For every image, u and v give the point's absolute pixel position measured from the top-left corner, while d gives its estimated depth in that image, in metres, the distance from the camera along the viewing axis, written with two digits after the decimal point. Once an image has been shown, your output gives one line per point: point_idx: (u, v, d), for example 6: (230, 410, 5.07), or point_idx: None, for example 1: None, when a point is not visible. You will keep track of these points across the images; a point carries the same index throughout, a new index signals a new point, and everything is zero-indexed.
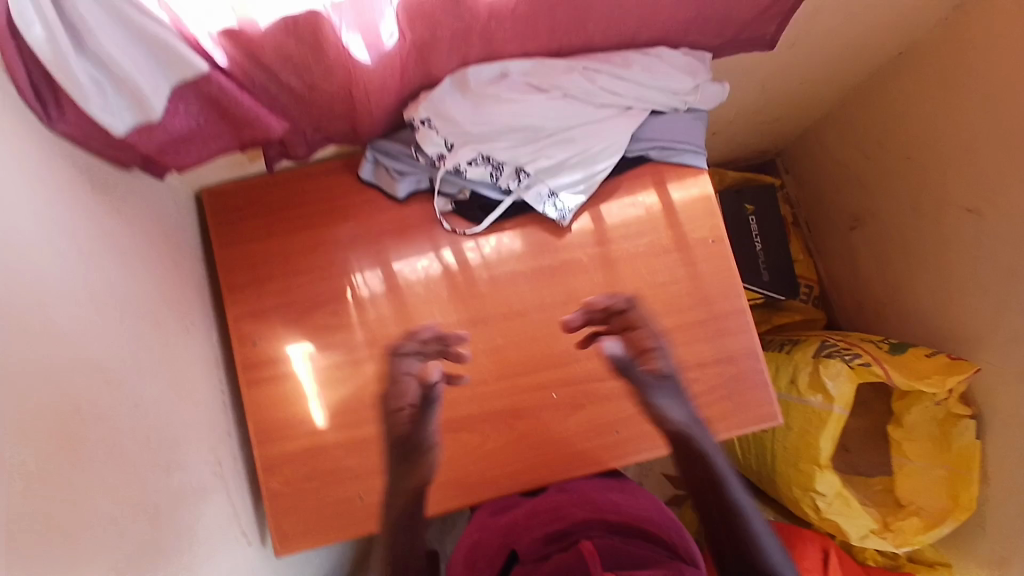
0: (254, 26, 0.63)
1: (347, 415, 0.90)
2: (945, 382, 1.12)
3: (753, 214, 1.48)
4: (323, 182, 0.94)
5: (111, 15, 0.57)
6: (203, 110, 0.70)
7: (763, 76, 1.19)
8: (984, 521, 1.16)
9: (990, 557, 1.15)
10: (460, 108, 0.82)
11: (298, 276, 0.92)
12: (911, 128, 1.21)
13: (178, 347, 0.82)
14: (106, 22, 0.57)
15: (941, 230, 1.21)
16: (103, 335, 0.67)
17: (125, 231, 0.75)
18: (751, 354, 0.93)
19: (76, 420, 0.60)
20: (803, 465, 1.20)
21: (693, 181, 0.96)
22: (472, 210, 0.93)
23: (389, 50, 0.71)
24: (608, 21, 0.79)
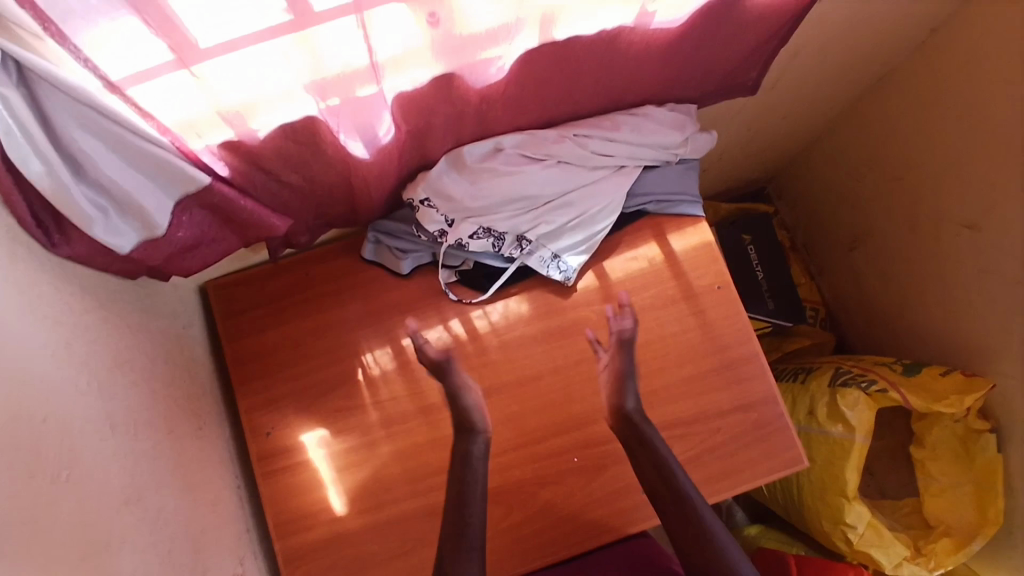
0: (252, 135, 0.64)
1: (367, 499, 0.87)
2: (963, 401, 1.11)
3: (751, 243, 1.49)
4: (327, 264, 0.95)
5: (109, 142, 0.58)
6: (207, 218, 0.70)
7: (748, 116, 1.21)
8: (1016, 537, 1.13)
9: None
10: (457, 183, 0.83)
11: (308, 360, 0.91)
12: (899, 149, 1.23)
13: (193, 448, 0.81)
14: (103, 150, 0.58)
15: (941, 247, 1.21)
16: (118, 450, 0.66)
17: (132, 338, 0.75)
18: (770, 399, 0.92)
19: (99, 546, 0.59)
20: (830, 497, 1.18)
21: (692, 230, 0.96)
22: (476, 278, 0.93)
23: (386, 142, 0.73)
24: (595, 89, 0.81)
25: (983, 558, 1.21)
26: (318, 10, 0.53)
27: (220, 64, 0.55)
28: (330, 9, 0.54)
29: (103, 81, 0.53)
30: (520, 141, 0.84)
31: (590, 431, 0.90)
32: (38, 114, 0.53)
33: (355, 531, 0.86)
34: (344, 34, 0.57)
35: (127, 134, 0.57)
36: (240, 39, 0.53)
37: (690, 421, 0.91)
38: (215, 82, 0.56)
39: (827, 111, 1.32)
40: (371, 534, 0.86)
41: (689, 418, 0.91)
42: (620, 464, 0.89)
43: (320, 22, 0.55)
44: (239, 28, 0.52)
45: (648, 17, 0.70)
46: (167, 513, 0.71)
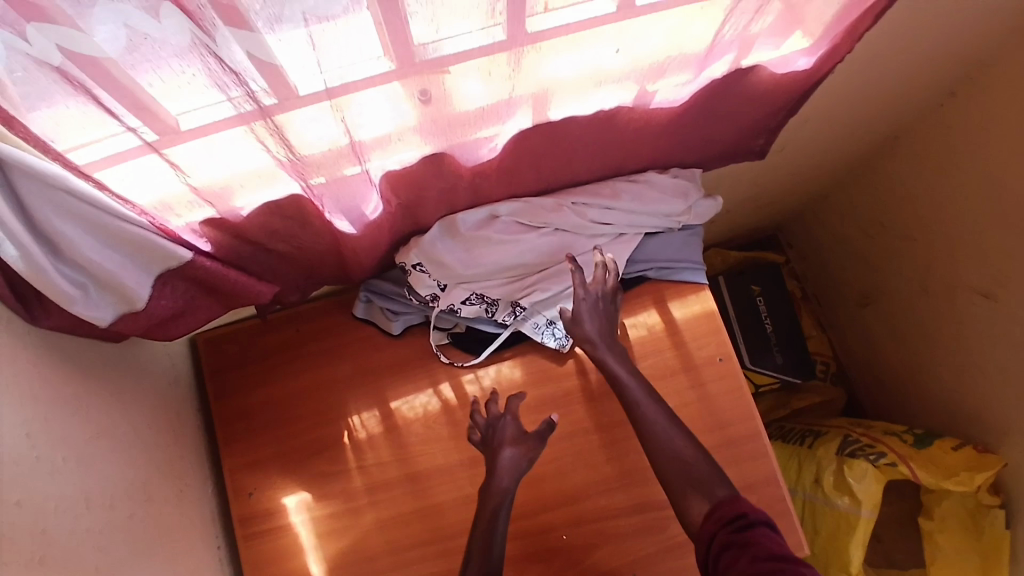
0: (235, 213, 0.64)
1: (347, 569, 0.84)
2: (972, 480, 1.06)
3: (761, 295, 1.44)
4: (319, 322, 0.94)
5: (88, 223, 0.57)
6: (190, 287, 0.69)
7: (756, 173, 1.19)
8: None
9: None
10: (451, 253, 0.82)
11: (295, 419, 0.90)
12: (911, 210, 1.19)
13: (173, 510, 0.79)
14: (83, 230, 0.57)
15: (955, 312, 1.16)
16: (93, 523, 0.65)
17: (114, 401, 0.74)
18: (773, 479, 0.88)
19: None
20: (835, 573, 1.12)
21: (694, 298, 0.93)
22: (469, 342, 0.91)
23: (372, 218, 0.71)
24: (591, 160, 0.79)
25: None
26: (302, 93, 0.52)
27: (193, 148, 0.55)
28: (312, 96, 0.53)
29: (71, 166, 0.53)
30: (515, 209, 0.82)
31: (581, 506, 0.87)
32: (14, 200, 0.53)
33: None
34: (321, 119, 0.56)
35: (106, 218, 0.56)
36: (216, 126, 0.53)
37: None
38: (190, 163, 0.56)
39: (838, 167, 1.29)
40: None
41: None
42: (616, 541, 0.85)
43: (296, 108, 0.54)
44: (213, 116, 0.52)
45: (649, 96, 0.70)
46: None
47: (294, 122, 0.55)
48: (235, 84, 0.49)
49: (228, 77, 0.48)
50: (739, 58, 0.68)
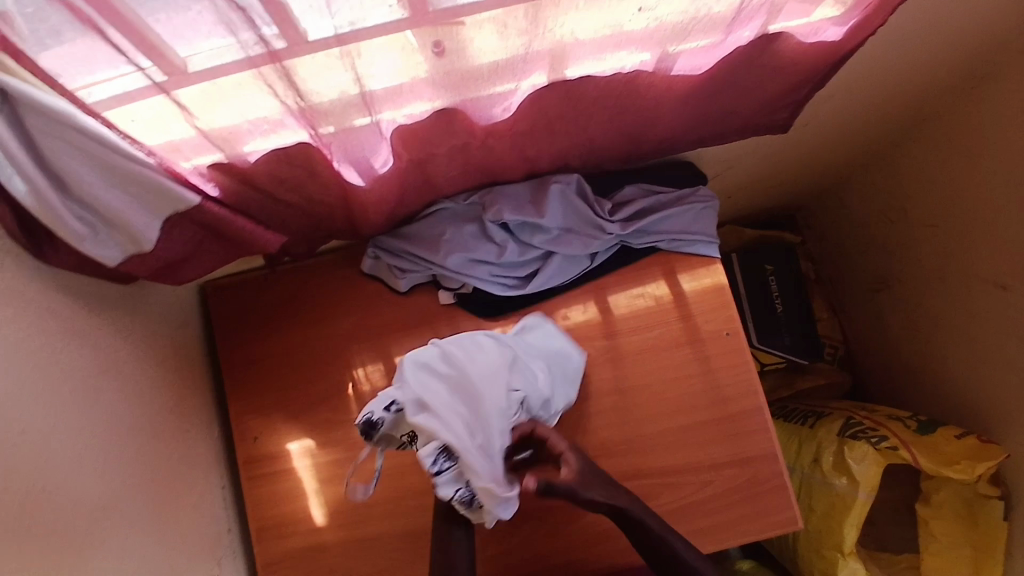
0: (243, 159, 0.64)
1: (346, 514, 0.87)
2: (975, 468, 1.05)
3: (773, 274, 1.42)
4: (327, 275, 0.94)
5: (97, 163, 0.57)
6: (198, 233, 0.70)
7: (780, 150, 1.15)
8: None
9: None
10: (464, 255, 0.86)
11: (300, 369, 0.91)
12: (935, 196, 1.15)
13: (176, 451, 0.82)
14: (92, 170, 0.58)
15: (970, 303, 1.13)
16: (94, 464, 0.67)
17: (122, 342, 0.75)
18: (770, 454, 0.88)
19: (65, 563, 0.60)
20: (825, 551, 1.14)
21: (705, 271, 0.92)
22: (474, 303, 0.91)
23: (382, 172, 0.70)
24: (608, 124, 0.77)
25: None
26: (311, 39, 0.51)
27: (203, 90, 0.54)
28: (322, 41, 0.52)
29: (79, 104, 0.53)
30: (515, 206, 0.85)
31: None
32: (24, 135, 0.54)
33: (332, 544, 0.87)
34: (328, 66, 0.55)
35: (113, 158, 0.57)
36: (222, 68, 0.52)
37: (683, 470, 0.88)
38: (197, 106, 0.56)
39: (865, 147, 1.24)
40: (348, 549, 0.87)
41: (680, 466, 0.88)
42: None
43: (306, 53, 0.52)
44: (221, 57, 0.51)
45: (672, 60, 0.67)
46: (141, 519, 0.72)
47: (302, 67, 0.54)
48: (245, 26, 0.48)
49: (238, 20, 0.48)
50: (768, 24, 0.65)
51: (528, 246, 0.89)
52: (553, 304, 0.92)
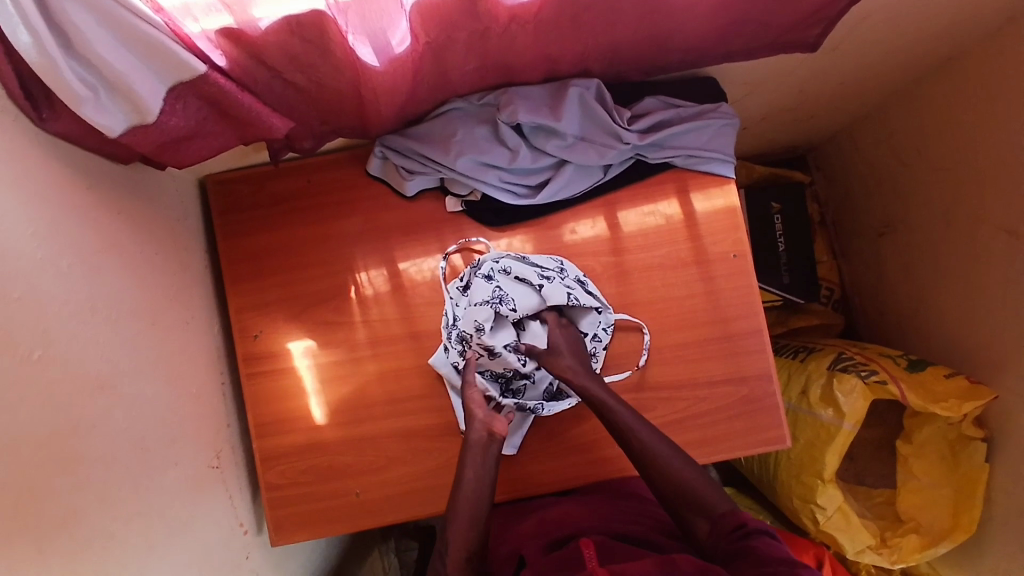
0: (252, 24, 0.60)
1: (346, 414, 0.88)
2: (961, 407, 1.08)
3: (779, 213, 1.40)
4: (331, 175, 0.91)
5: (102, 17, 0.54)
6: (203, 108, 0.67)
7: (801, 78, 1.11)
8: (978, 538, 1.14)
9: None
10: (475, 157, 0.84)
11: (302, 270, 0.90)
12: (953, 134, 1.13)
13: (177, 342, 0.81)
14: (96, 26, 0.54)
15: (974, 246, 1.14)
16: (97, 344, 0.66)
17: (123, 225, 0.73)
18: (765, 376, 0.89)
19: (69, 435, 0.60)
20: (805, 478, 1.19)
21: (718, 192, 0.91)
22: (483, 211, 0.89)
23: (400, 54, 0.67)
24: (636, 22, 0.73)
25: (948, 559, 1.21)
26: None
27: None
28: None
29: None
30: (531, 107, 0.82)
31: None
32: None
33: (332, 441, 0.88)
34: None
35: (118, 11, 0.53)
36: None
37: (678, 386, 0.89)
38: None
39: (886, 84, 1.21)
40: (347, 447, 0.88)
41: (676, 382, 0.89)
42: None
43: None
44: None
45: None
46: (145, 402, 0.72)
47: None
48: None
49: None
50: None
51: (542, 152, 0.86)
52: (561, 217, 0.90)
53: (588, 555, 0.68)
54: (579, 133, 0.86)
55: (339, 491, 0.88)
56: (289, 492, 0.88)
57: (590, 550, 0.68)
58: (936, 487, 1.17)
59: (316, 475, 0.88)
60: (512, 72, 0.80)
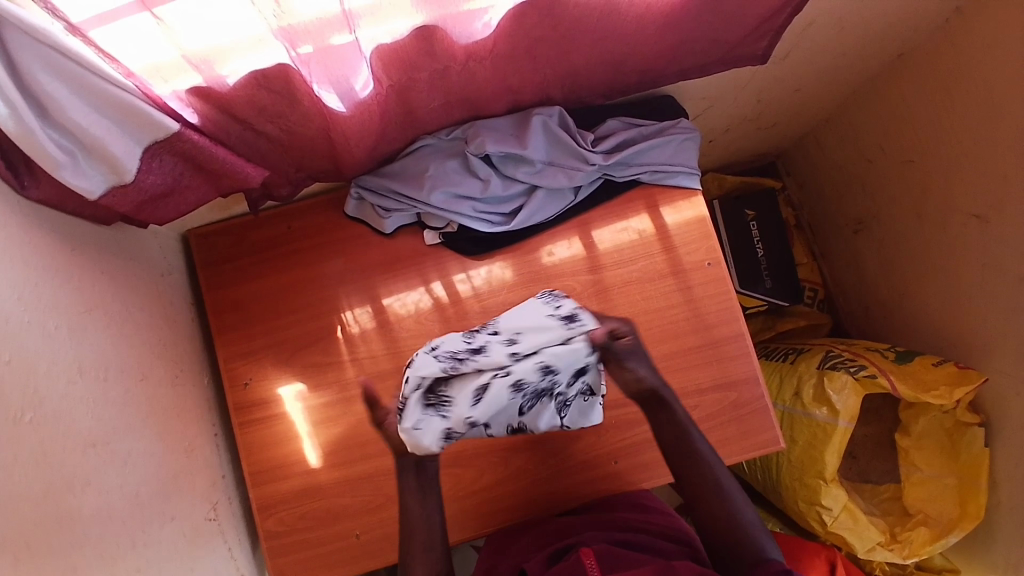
0: (221, 82, 0.63)
1: (339, 454, 0.88)
2: (952, 394, 1.09)
3: (754, 220, 1.44)
4: (310, 219, 0.94)
5: (76, 85, 0.56)
6: (178, 164, 0.70)
7: (758, 90, 1.15)
8: (988, 527, 1.14)
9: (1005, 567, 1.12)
10: (448, 189, 0.86)
11: (288, 315, 0.92)
12: (914, 130, 1.17)
13: (165, 396, 0.82)
14: (71, 94, 0.56)
15: (947, 234, 1.17)
16: (87, 402, 0.67)
17: (105, 284, 0.75)
18: (752, 378, 0.90)
19: (66, 494, 0.60)
20: (808, 479, 1.18)
21: (686, 204, 0.94)
22: (460, 241, 0.91)
23: (363, 97, 0.70)
24: (590, 50, 0.77)
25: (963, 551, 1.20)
26: None
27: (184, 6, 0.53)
28: None
29: (63, 22, 0.52)
30: (498, 138, 0.85)
31: None
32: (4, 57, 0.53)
33: (328, 484, 0.88)
34: None
35: (91, 78, 0.56)
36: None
37: None
38: (175, 24, 0.54)
39: (841, 88, 1.26)
40: (344, 487, 0.88)
41: None
42: (596, 432, 0.89)
43: None
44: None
45: None
46: (137, 456, 0.73)
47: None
48: None
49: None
50: None
51: (513, 180, 0.89)
52: (537, 241, 0.93)
53: (590, 565, 0.66)
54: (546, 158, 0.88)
55: (338, 534, 0.87)
56: (288, 539, 0.87)
57: (592, 559, 0.66)
58: (939, 479, 1.17)
59: (315, 519, 0.87)
60: (477, 106, 0.83)
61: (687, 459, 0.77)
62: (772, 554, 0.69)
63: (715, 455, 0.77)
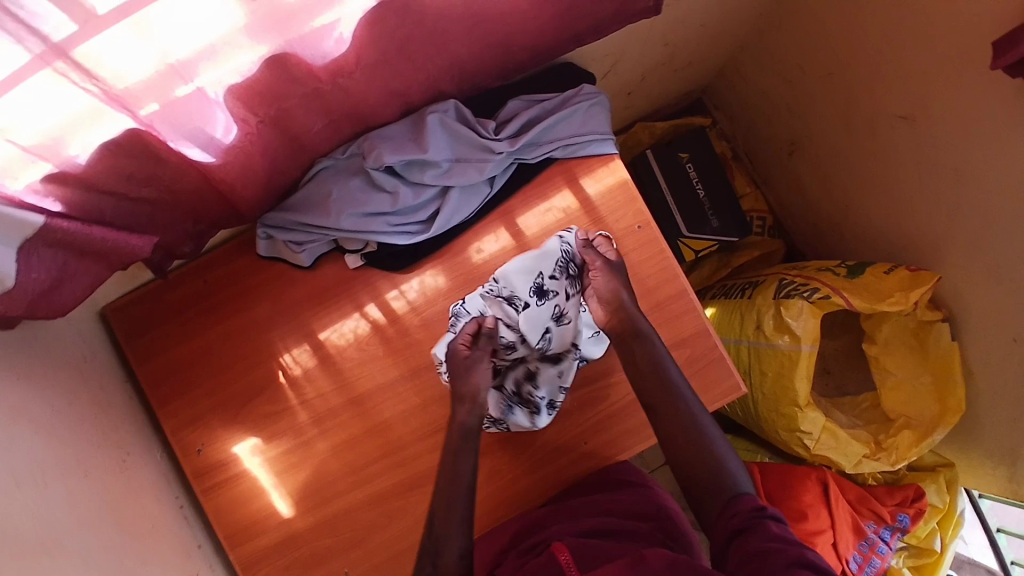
0: (75, 162, 0.59)
1: (310, 497, 0.86)
2: (908, 297, 1.10)
3: (689, 161, 1.40)
4: (226, 269, 0.91)
5: None
6: (57, 254, 0.64)
7: (664, 35, 1.12)
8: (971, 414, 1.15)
9: (995, 448, 1.13)
10: (356, 211, 0.83)
11: (226, 371, 0.89)
12: (824, 41, 1.16)
13: (116, 484, 0.78)
14: None
15: (876, 139, 1.16)
16: (30, 512, 0.63)
17: (22, 386, 0.70)
18: (703, 332, 0.90)
19: None
20: (784, 408, 1.19)
21: (605, 171, 0.91)
22: (384, 258, 0.88)
23: (230, 142, 0.66)
24: (468, 39, 0.74)
25: (953, 440, 1.23)
26: (103, 13, 0.46)
27: (10, 102, 0.48)
28: (114, 11, 0.46)
29: None
30: (395, 146, 0.81)
31: None
32: None
33: (305, 530, 0.85)
34: (124, 45, 0.50)
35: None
36: (20, 72, 0.46)
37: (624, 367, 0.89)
38: (6, 120, 0.49)
39: (747, 13, 1.24)
40: (323, 529, 0.85)
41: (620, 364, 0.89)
42: (562, 420, 0.88)
43: (93, 37, 0.47)
44: (11, 58, 0.45)
45: None
46: (101, 553, 0.69)
47: (94, 54, 0.49)
48: (25, 32, 0.44)
49: (23, 27, 0.44)
50: None
51: (422, 185, 0.86)
52: (463, 240, 0.90)
53: (565, 561, 0.65)
54: (451, 157, 0.86)
55: None
56: None
57: (565, 555, 0.66)
58: (914, 379, 1.17)
59: (301, 567, 0.84)
60: (366, 117, 0.79)
61: (661, 395, 0.79)
62: (745, 489, 0.72)
63: (668, 408, 0.79)
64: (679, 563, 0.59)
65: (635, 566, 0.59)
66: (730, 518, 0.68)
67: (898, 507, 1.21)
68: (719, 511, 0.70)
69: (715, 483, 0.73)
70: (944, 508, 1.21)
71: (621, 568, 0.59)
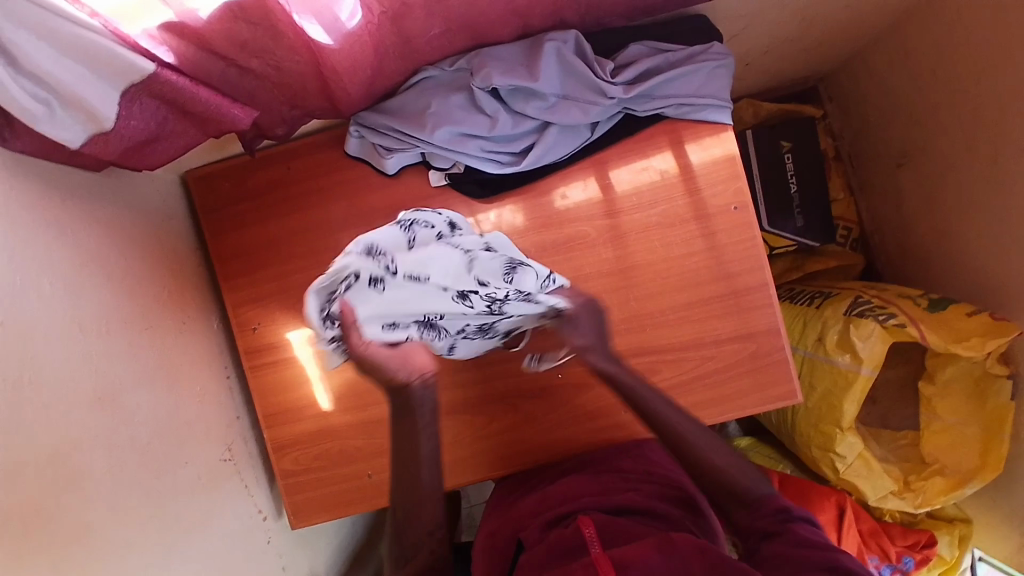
0: (194, 16, 0.57)
1: (350, 398, 0.88)
2: (984, 345, 1.03)
3: (790, 151, 1.31)
4: (310, 158, 0.90)
5: (43, 33, 0.51)
6: (160, 108, 0.64)
7: (805, 7, 1.02)
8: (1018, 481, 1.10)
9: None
10: (453, 127, 0.80)
11: (293, 260, 0.90)
12: (970, 57, 1.04)
13: (173, 344, 0.81)
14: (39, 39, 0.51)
15: (995, 171, 1.06)
16: (90, 360, 0.65)
17: (101, 238, 0.71)
18: (773, 330, 0.86)
19: (75, 453, 0.60)
20: (825, 427, 1.15)
21: (714, 141, 0.86)
22: (467, 183, 0.87)
23: (352, 29, 0.64)
24: None
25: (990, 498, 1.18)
26: None
27: None
28: None
29: None
30: (505, 68, 0.77)
31: None
32: None
33: (340, 426, 0.88)
34: None
35: (59, 22, 0.51)
36: None
37: (681, 347, 0.87)
38: None
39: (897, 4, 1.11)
40: (356, 430, 0.88)
41: (678, 344, 0.87)
42: (607, 383, 0.88)
43: None
44: None
45: None
46: (150, 406, 0.73)
47: None
48: None
49: None
50: None
51: (522, 116, 0.82)
52: (550, 182, 0.87)
53: (590, 534, 0.65)
54: (559, 91, 0.81)
55: (352, 473, 0.88)
56: (304, 476, 0.88)
57: (590, 530, 0.66)
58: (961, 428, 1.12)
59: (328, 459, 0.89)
60: (482, 31, 0.75)
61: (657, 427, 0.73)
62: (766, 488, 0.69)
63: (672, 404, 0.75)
64: (711, 552, 0.58)
65: (663, 550, 0.58)
66: (755, 519, 0.66)
67: (905, 549, 1.16)
68: (739, 512, 0.68)
69: (734, 500, 0.69)
70: (950, 561, 1.18)
71: (648, 551, 0.58)
